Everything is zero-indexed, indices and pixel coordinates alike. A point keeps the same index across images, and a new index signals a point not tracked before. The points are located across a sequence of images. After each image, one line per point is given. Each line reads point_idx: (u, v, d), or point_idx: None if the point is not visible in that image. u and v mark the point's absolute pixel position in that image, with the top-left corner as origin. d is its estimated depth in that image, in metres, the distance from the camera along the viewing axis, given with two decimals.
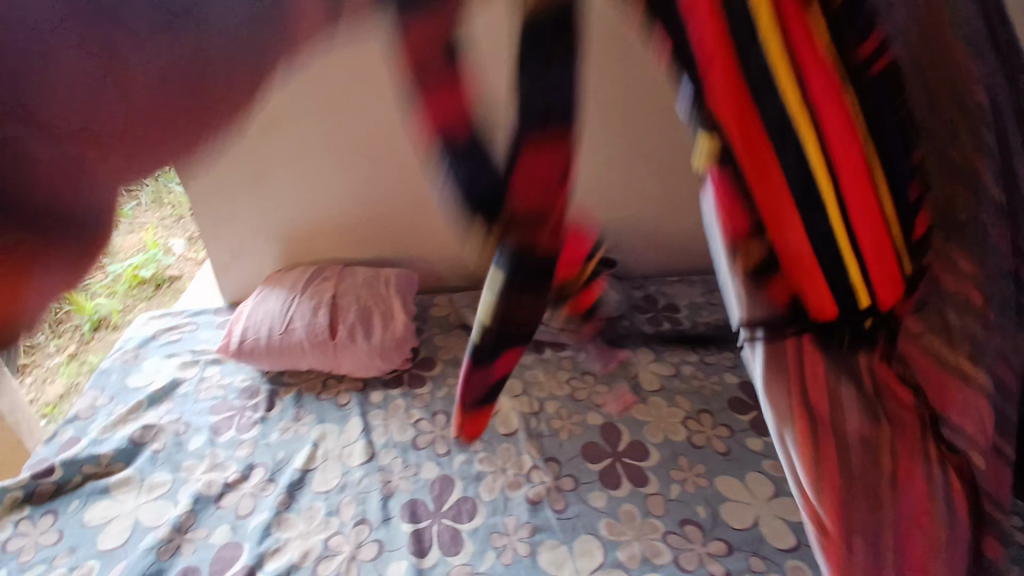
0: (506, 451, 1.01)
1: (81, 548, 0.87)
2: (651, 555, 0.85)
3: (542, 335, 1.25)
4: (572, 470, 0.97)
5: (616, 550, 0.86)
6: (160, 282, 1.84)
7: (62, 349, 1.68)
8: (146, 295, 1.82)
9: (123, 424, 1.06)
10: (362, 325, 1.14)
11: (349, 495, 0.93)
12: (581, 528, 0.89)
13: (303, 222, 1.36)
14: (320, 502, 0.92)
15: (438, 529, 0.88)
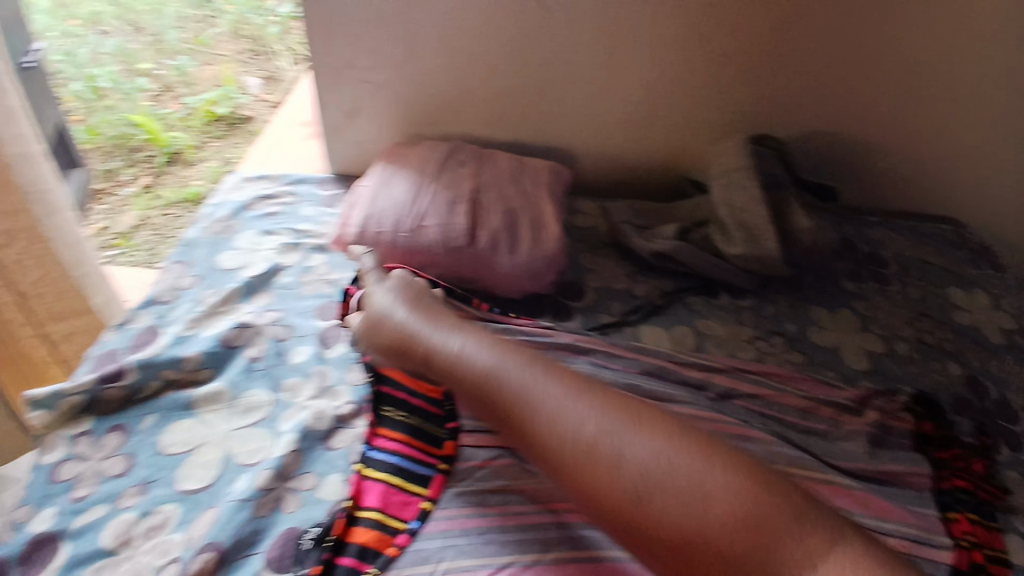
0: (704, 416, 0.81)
1: (157, 486, 0.72)
2: None
3: (720, 277, 0.99)
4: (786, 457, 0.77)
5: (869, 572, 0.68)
6: (235, 121, 1.67)
7: (135, 180, 1.51)
8: (220, 132, 1.65)
9: (212, 317, 0.92)
10: (508, 235, 0.91)
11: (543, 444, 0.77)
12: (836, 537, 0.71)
13: (437, 83, 1.07)
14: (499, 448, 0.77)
15: None
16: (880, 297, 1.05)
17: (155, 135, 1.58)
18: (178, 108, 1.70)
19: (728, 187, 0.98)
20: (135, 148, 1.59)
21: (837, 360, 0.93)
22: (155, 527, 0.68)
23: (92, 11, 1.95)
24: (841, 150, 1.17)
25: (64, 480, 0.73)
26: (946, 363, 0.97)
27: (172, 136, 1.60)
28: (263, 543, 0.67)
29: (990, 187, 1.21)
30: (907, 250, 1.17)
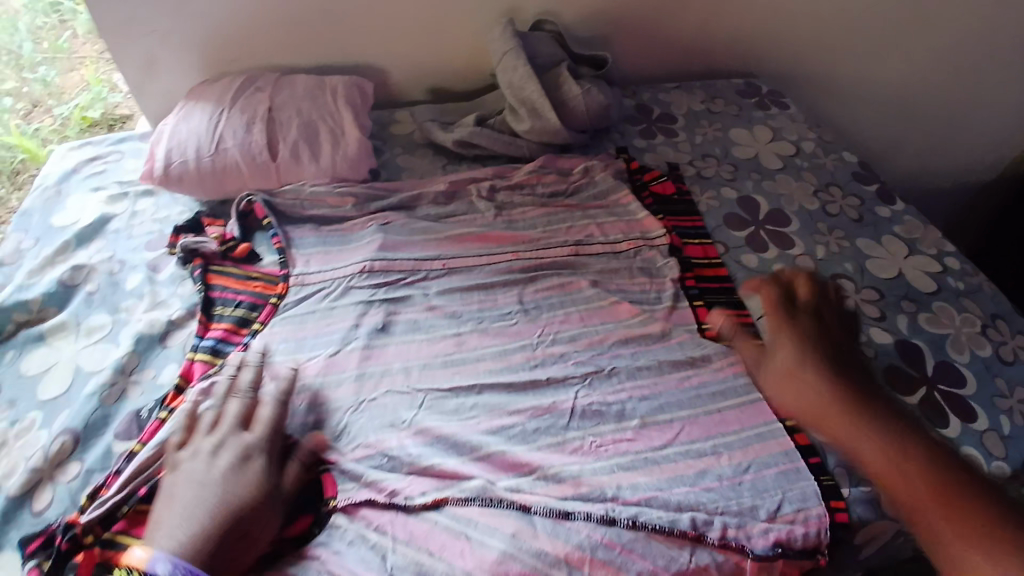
0: (476, 261, 0.93)
1: (21, 401, 0.80)
2: (648, 391, 0.78)
3: (518, 152, 1.10)
4: (559, 281, 0.91)
5: (639, 359, 0.81)
6: (112, 122, 1.48)
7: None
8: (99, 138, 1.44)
9: (50, 266, 0.96)
10: (307, 143, 0.99)
11: (332, 292, 0.88)
12: (598, 347, 0.83)
13: (230, 18, 1.12)
14: (308, 300, 0.87)
15: (463, 306, 0.88)
16: (669, 146, 1.19)
17: (35, 155, 1.36)
18: (51, 120, 1.42)
19: (507, 70, 1.09)
20: (18, 173, 1.36)
21: (618, 205, 1.03)
22: (23, 430, 0.77)
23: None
24: (623, 23, 1.30)
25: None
26: (721, 190, 1.10)
27: (51, 151, 1.39)
28: (112, 424, 0.77)
29: (760, 37, 1.37)
30: (695, 105, 1.32)
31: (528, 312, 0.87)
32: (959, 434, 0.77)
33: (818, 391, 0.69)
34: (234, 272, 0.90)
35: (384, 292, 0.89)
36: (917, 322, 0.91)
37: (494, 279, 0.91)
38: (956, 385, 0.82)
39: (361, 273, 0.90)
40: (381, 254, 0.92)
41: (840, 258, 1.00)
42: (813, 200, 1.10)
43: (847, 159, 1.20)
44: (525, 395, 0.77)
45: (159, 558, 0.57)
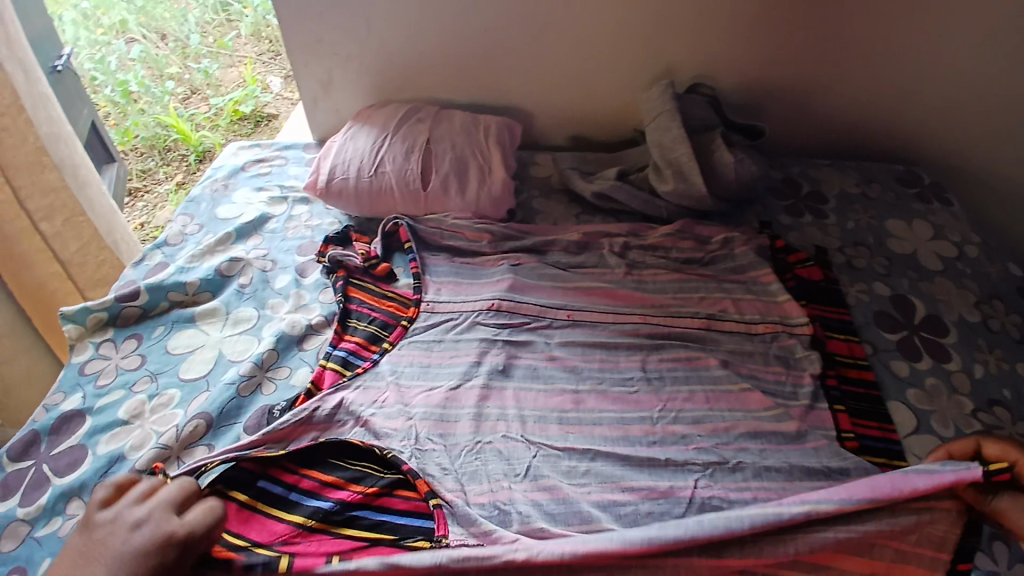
0: (601, 317, 0.92)
1: (164, 376, 0.88)
2: (775, 495, 0.71)
3: (655, 212, 1.08)
4: (686, 353, 0.87)
5: (768, 455, 0.75)
6: (259, 119, 1.85)
7: (170, 178, 1.74)
8: (246, 130, 1.82)
9: (210, 254, 1.05)
10: (457, 177, 1.03)
11: (460, 322, 0.90)
12: (721, 432, 0.78)
13: (403, 49, 1.21)
14: (436, 328, 0.89)
15: (581, 363, 0.86)
16: (816, 228, 1.12)
17: (186, 136, 1.74)
18: (205, 108, 1.85)
19: (658, 130, 1.09)
20: (168, 149, 1.78)
21: (753, 282, 0.98)
22: (161, 404, 0.84)
23: (118, 19, 1.91)
24: (781, 96, 1.26)
25: (90, 374, 0.88)
26: (873, 284, 1.01)
27: (201, 136, 1.76)
28: (242, 417, 0.82)
29: (930, 127, 1.28)
30: (849, 187, 1.24)
31: (648, 380, 0.84)
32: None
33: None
34: (372, 289, 0.96)
35: (506, 335, 0.89)
36: None
37: (618, 339, 0.89)
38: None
39: (488, 309, 0.91)
40: (507, 296, 0.92)
41: (1003, 381, 0.89)
42: (976, 311, 0.99)
43: (1019, 271, 1.07)
44: (642, 468, 0.74)
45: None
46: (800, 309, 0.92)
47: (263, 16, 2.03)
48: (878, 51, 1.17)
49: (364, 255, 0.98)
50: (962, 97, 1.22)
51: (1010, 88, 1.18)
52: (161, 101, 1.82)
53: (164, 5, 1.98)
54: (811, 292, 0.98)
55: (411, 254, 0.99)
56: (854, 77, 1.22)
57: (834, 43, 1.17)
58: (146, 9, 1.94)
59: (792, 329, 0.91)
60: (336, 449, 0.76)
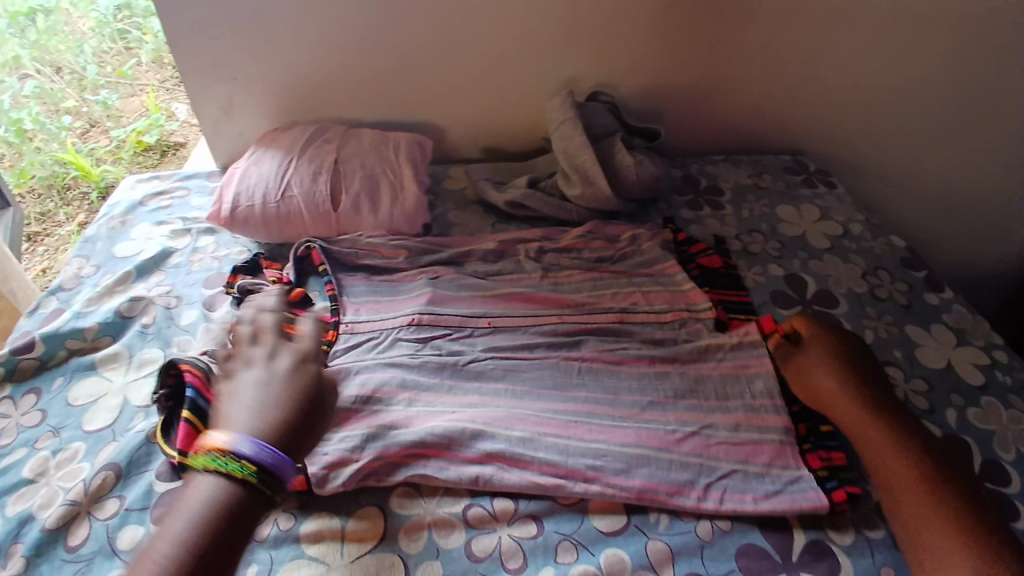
0: (521, 320, 0.94)
1: (66, 430, 0.83)
2: (692, 472, 0.76)
3: (567, 215, 1.13)
4: (603, 347, 0.91)
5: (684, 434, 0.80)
6: (165, 148, 1.77)
7: (71, 219, 1.63)
8: (152, 162, 1.74)
9: (110, 295, 1.00)
10: (368, 196, 1.03)
11: (381, 339, 0.90)
12: (640, 418, 0.82)
13: (305, 71, 1.20)
14: (358, 348, 0.89)
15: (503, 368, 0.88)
16: (716, 219, 1.20)
17: (86, 172, 1.64)
18: (105, 141, 1.75)
19: (563, 138, 1.14)
20: (67, 187, 1.66)
21: (660, 275, 1.04)
22: (64, 460, 0.79)
23: (9, 55, 1.78)
24: (675, 99, 1.35)
25: None
26: (769, 266, 1.10)
27: (103, 171, 1.67)
28: (154, 462, 0.78)
29: (808, 120, 1.40)
30: (743, 179, 1.34)
31: (570, 375, 0.87)
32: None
33: (895, 452, 0.74)
34: (289, 315, 0.94)
35: (428, 348, 0.90)
36: (965, 418, 0.89)
37: (538, 340, 0.91)
38: (1001, 484, 0.81)
39: (409, 325, 0.91)
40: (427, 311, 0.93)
41: (887, 344, 0.98)
42: (861, 283, 1.09)
43: (896, 243, 1.19)
44: (574, 459, 0.76)
45: (240, 438, 0.60)
46: (704, 296, 0.99)
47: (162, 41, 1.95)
48: (755, 54, 1.27)
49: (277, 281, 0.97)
50: (831, 92, 1.34)
51: (870, 80, 1.32)
52: (56, 138, 1.72)
53: (55, 35, 1.87)
54: (714, 279, 1.05)
55: (326, 275, 0.98)
56: (736, 78, 1.32)
57: (715, 47, 1.26)
58: (39, 41, 1.83)
59: (699, 315, 0.97)
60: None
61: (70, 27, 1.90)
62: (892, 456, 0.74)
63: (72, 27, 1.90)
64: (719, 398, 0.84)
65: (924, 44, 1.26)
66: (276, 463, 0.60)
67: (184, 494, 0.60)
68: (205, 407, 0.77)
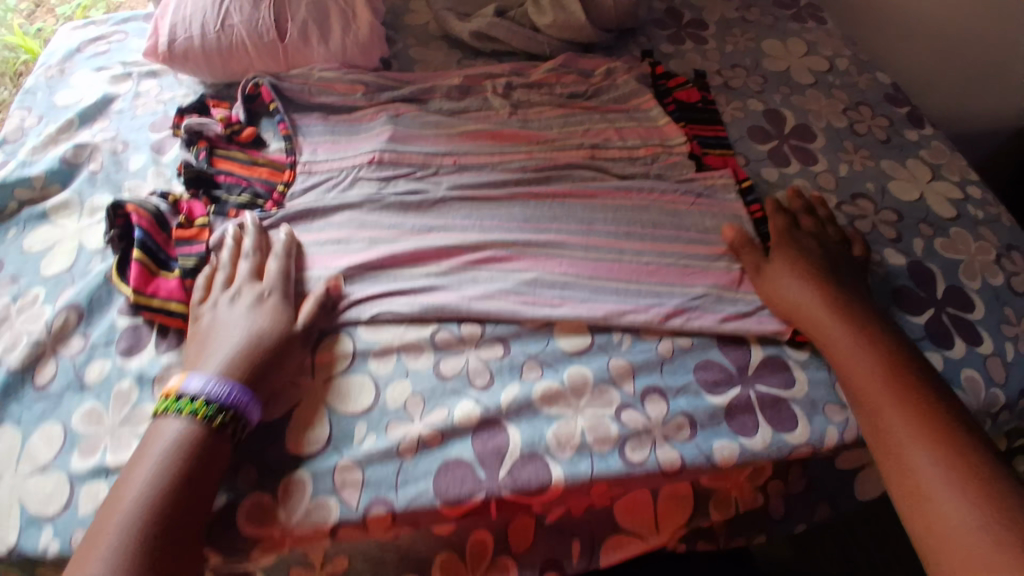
0: (490, 159, 0.90)
1: (24, 277, 0.81)
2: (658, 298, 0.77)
3: (538, 49, 1.05)
4: (575, 182, 0.89)
5: (653, 265, 0.80)
6: None
7: None
8: None
9: (54, 144, 0.94)
10: (317, 24, 0.94)
11: (341, 178, 0.86)
12: (610, 251, 0.81)
13: None
14: (316, 187, 0.85)
15: (472, 205, 0.85)
16: (697, 54, 1.12)
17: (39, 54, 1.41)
18: (53, 21, 1.49)
19: None
20: (21, 75, 1.39)
21: (635, 111, 0.98)
22: (28, 304, 0.78)
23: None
24: None
25: None
26: (749, 102, 1.04)
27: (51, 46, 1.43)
28: (114, 303, 0.77)
29: None
30: (729, 12, 1.23)
31: (537, 211, 0.85)
32: (963, 356, 0.78)
33: (867, 355, 0.68)
34: (241, 159, 0.88)
35: (391, 186, 0.86)
36: (933, 247, 0.89)
37: (505, 177, 0.88)
38: (966, 310, 0.83)
39: (370, 163, 0.87)
40: (387, 150, 0.88)
41: (864, 178, 0.96)
42: (842, 118, 1.05)
43: (882, 79, 1.14)
44: (540, 291, 0.76)
45: (192, 377, 0.63)
46: (678, 130, 0.95)
47: None
48: None
49: (223, 122, 0.90)
50: None
51: None
52: (2, 20, 1.42)
53: None
54: (691, 113, 1.00)
55: (277, 116, 0.92)
56: None
57: None
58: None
59: (673, 149, 0.93)
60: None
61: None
62: (843, 344, 0.70)
63: None
64: (685, 227, 0.84)
65: None
66: (230, 399, 0.62)
67: (148, 436, 0.61)
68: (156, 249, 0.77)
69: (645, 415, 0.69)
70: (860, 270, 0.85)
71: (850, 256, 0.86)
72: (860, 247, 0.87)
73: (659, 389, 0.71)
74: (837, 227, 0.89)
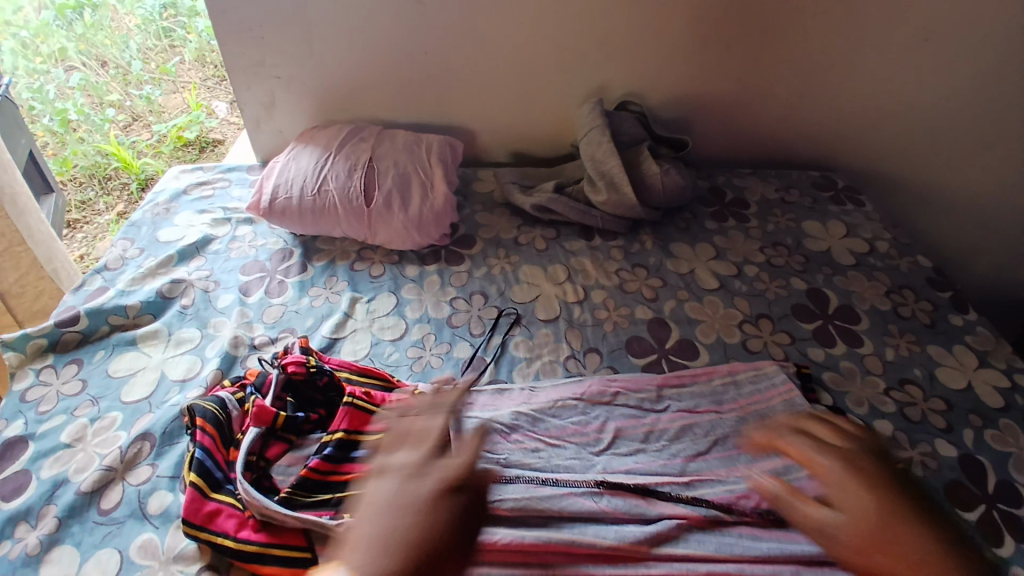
0: (544, 336, 0.96)
1: (104, 400, 0.88)
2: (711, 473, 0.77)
3: (591, 221, 1.16)
4: (610, 362, 0.93)
5: (700, 441, 0.81)
6: (203, 144, 1.78)
7: (110, 208, 1.67)
8: (191, 156, 1.74)
9: (151, 277, 1.05)
10: (399, 193, 1.07)
11: (378, 367, 0.90)
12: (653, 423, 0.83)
13: (346, 71, 1.26)
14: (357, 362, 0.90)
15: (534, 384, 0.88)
16: (740, 231, 1.21)
17: (126, 164, 1.66)
18: (145, 135, 1.78)
19: (590, 144, 1.16)
20: (108, 177, 1.70)
21: (691, 283, 1.08)
22: (102, 428, 0.84)
23: (53, 47, 1.69)
24: (701, 113, 1.38)
25: (32, 400, 0.88)
26: (790, 280, 1.10)
27: (143, 163, 1.69)
28: (185, 436, 0.83)
29: (835, 138, 1.43)
30: (770, 193, 1.34)
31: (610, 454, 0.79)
32: (1012, 554, 0.73)
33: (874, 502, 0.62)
34: (324, 324, 0.96)
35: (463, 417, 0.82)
36: (985, 439, 0.87)
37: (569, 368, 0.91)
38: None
39: (423, 350, 0.93)
40: (433, 346, 0.93)
41: (909, 363, 0.97)
42: (885, 301, 1.08)
43: (923, 263, 1.17)
44: (613, 488, 0.73)
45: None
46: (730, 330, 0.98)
47: (207, 40, 1.85)
48: (782, 67, 1.30)
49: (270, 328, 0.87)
50: (858, 108, 1.36)
51: (897, 97, 1.34)
52: (100, 129, 1.71)
53: (103, 30, 1.75)
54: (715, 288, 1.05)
55: (341, 286, 1.03)
56: (761, 94, 1.35)
57: (743, 63, 1.30)
58: (84, 35, 1.72)
59: (727, 343, 0.97)
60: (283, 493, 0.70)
61: (117, 24, 1.78)
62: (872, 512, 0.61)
63: (118, 24, 1.78)
64: (771, 457, 0.79)
65: (947, 65, 1.27)
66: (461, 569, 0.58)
67: None
68: (213, 469, 0.73)
69: None
70: (911, 460, 0.83)
71: (900, 445, 0.85)
72: (911, 435, 0.87)
73: None
74: (886, 413, 0.89)
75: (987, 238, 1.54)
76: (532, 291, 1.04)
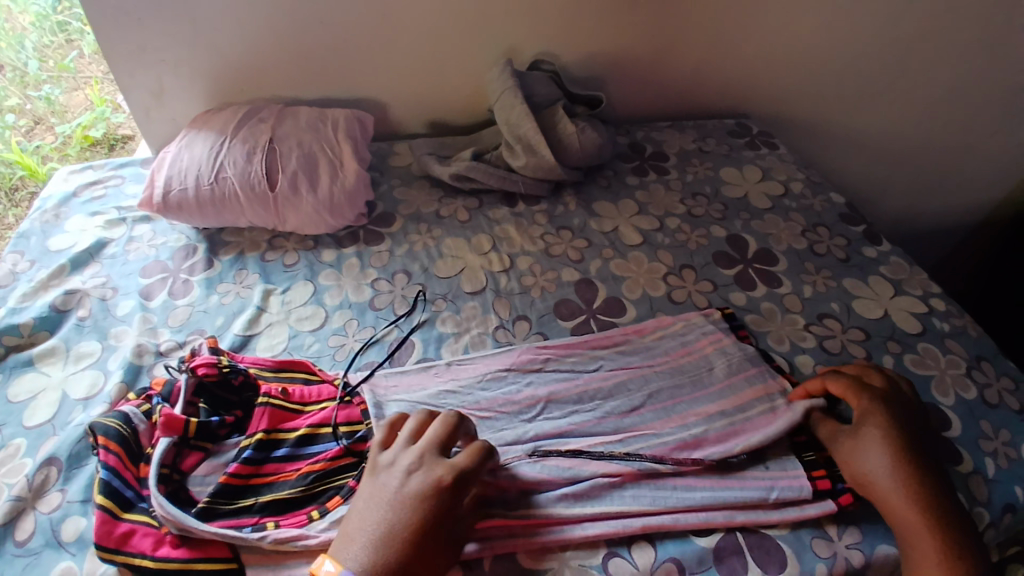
0: (471, 309, 0.94)
1: (8, 426, 0.80)
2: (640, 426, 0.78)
3: (513, 187, 1.14)
4: (541, 328, 0.92)
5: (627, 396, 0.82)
6: (113, 143, 1.46)
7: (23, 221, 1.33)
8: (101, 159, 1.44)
9: (44, 290, 0.96)
10: (306, 175, 1.01)
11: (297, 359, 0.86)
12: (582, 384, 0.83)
13: (238, 48, 1.17)
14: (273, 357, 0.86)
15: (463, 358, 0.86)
16: (661, 184, 1.22)
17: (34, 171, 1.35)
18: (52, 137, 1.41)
19: (504, 108, 1.13)
20: (14, 189, 1.36)
21: (615, 240, 1.08)
22: (8, 456, 0.77)
23: None
24: (616, 68, 1.37)
25: None
26: (711, 229, 1.12)
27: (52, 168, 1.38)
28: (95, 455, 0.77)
29: (750, 85, 1.44)
30: (687, 144, 1.35)
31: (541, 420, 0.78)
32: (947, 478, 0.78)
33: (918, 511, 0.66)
34: (235, 322, 0.90)
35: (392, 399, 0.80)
36: (904, 364, 0.92)
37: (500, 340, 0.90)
38: (943, 428, 0.83)
39: (344, 336, 0.90)
40: (355, 332, 0.90)
41: (827, 299, 1.01)
42: (801, 240, 1.12)
43: (835, 200, 1.22)
44: (548, 454, 0.73)
45: None
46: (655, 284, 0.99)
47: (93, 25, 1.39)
48: (691, 16, 1.30)
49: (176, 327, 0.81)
50: (768, 54, 1.38)
51: (802, 41, 1.36)
52: None
53: None
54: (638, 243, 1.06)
55: (252, 279, 0.97)
56: (673, 45, 1.35)
57: (653, 15, 1.28)
58: None
59: (653, 297, 0.98)
60: (202, 503, 0.67)
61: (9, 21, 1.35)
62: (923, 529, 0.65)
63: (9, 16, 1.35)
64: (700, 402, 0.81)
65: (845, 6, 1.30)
66: None
67: None
68: (122, 488, 0.69)
69: (631, 564, 0.66)
70: None
71: None
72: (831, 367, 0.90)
73: (644, 534, 0.69)
74: (806, 348, 0.93)
75: (896, 172, 1.61)
76: (456, 264, 1.02)
